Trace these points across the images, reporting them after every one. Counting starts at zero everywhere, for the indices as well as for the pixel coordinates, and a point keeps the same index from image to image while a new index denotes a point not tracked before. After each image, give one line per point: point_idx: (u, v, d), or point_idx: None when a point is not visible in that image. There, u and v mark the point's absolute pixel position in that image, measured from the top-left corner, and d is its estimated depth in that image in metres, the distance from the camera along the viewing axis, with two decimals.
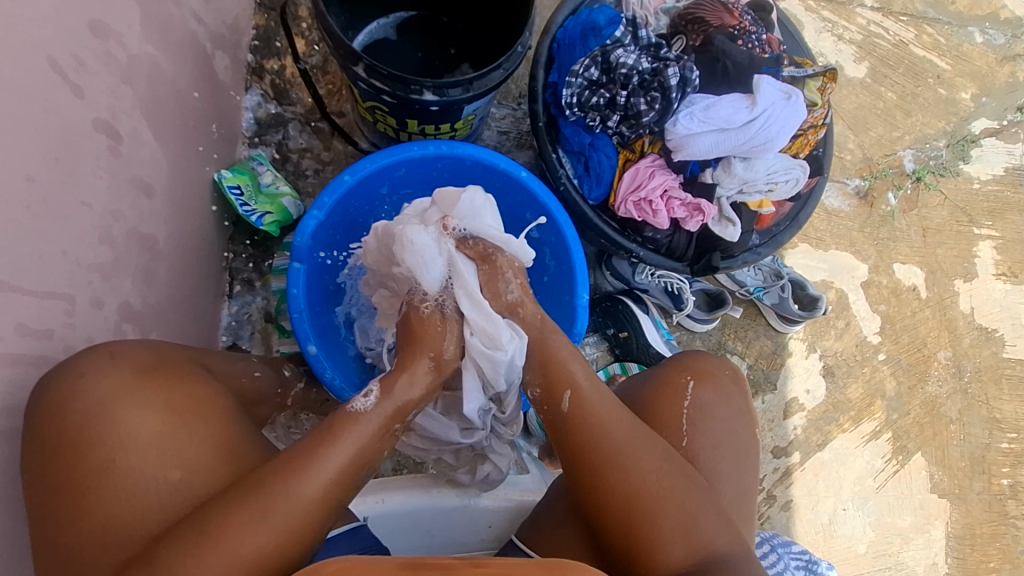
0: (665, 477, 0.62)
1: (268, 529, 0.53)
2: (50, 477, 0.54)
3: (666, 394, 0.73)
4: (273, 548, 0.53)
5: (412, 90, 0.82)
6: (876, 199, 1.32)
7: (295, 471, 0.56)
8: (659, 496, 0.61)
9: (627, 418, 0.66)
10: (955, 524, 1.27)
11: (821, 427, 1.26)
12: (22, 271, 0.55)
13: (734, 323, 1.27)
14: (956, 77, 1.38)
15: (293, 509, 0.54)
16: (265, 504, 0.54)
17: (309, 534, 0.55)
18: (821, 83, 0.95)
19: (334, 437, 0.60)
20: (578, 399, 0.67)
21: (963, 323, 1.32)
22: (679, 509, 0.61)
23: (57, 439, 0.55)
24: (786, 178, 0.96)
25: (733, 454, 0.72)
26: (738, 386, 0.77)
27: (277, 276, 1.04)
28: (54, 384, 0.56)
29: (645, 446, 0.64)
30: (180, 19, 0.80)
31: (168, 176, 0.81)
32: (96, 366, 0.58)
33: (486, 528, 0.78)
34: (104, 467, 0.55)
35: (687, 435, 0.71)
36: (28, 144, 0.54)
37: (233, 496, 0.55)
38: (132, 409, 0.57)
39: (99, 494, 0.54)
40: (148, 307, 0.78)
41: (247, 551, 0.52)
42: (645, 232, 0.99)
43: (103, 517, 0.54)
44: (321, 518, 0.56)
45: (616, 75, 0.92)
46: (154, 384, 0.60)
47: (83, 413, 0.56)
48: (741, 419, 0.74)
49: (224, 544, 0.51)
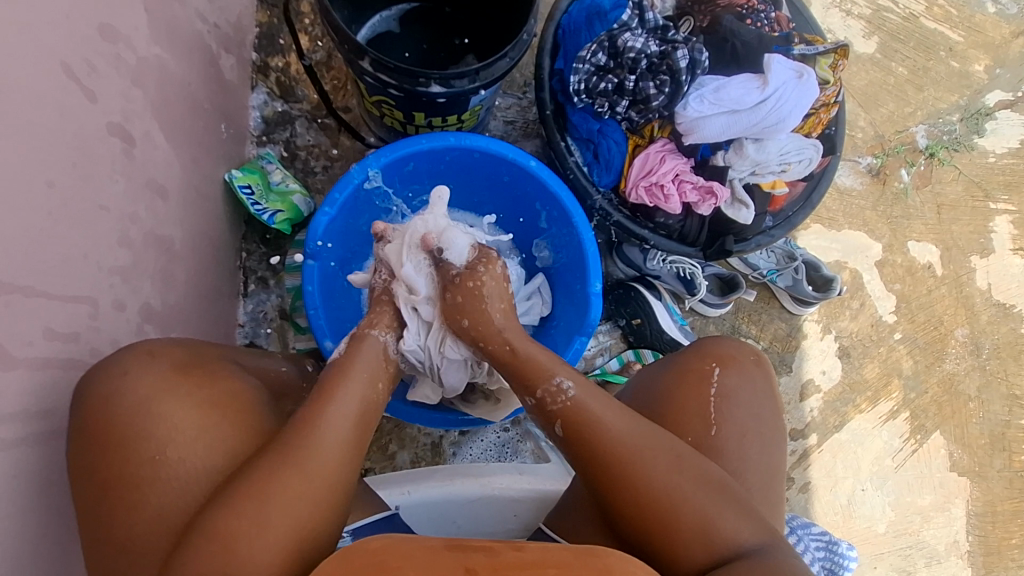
0: (678, 484, 0.61)
1: (296, 474, 0.55)
2: (100, 471, 0.55)
3: (691, 382, 0.73)
4: (303, 493, 0.55)
5: (420, 82, 0.82)
6: (888, 176, 1.31)
7: (307, 422, 0.59)
8: (673, 497, 0.61)
9: (630, 423, 0.65)
10: (976, 502, 1.27)
11: (838, 409, 1.25)
12: (47, 276, 0.56)
13: (748, 306, 1.26)
14: (968, 49, 1.35)
15: (315, 451, 0.57)
16: (285, 452, 0.56)
17: (337, 477, 0.58)
18: (833, 60, 0.94)
19: (334, 386, 0.63)
20: (579, 410, 0.66)
21: (980, 300, 1.31)
22: (695, 508, 0.60)
23: (103, 434, 0.56)
24: (799, 158, 0.95)
25: (760, 440, 0.72)
26: (762, 369, 0.76)
27: (290, 273, 1.03)
28: (100, 383, 0.57)
29: (651, 452, 0.63)
30: (185, 20, 0.80)
31: (181, 177, 0.81)
32: (139, 365, 0.59)
33: (512, 517, 0.79)
34: (152, 460, 0.56)
35: (715, 422, 0.71)
36: (46, 150, 0.54)
37: (256, 455, 0.57)
38: (174, 404, 0.58)
39: (153, 487, 0.55)
40: (168, 307, 0.78)
41: (279, 494, 0.54)
42: (656, 218, 0.98)
43: (158, 506, 0.55)
44: (346, 460, 0.59)
45: (624, 60, 0.91)
46: (192, 380, 0.60)
47: (129, 410, 0.57)
48: (767, 404, 0.74)
49: (257, 492, 0.53)
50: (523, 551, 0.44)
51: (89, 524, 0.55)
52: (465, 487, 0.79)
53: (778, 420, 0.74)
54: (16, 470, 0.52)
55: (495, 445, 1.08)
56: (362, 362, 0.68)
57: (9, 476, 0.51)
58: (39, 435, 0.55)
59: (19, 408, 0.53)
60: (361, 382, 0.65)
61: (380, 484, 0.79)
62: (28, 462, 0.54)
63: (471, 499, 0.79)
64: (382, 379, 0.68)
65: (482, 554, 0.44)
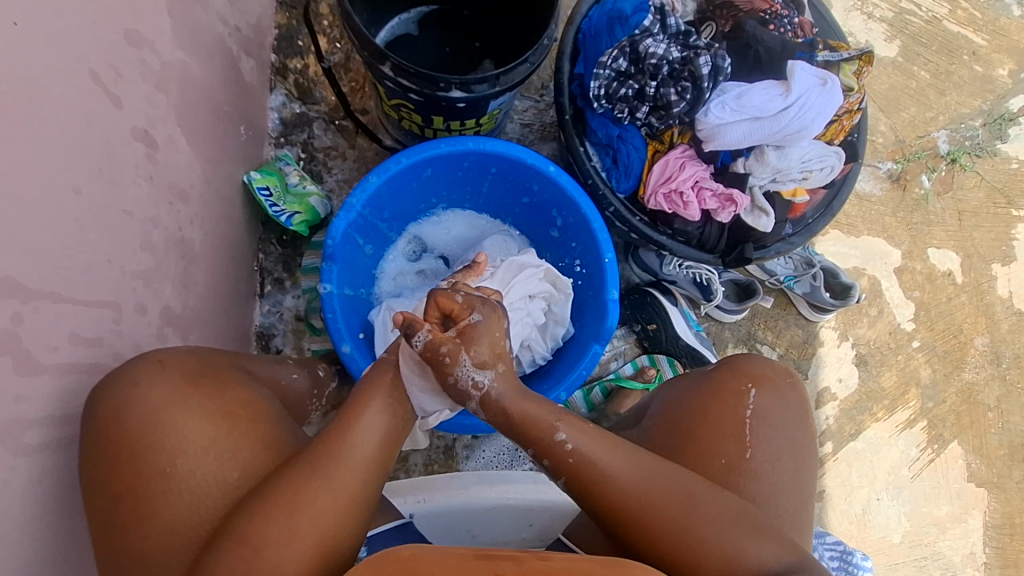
0: (692, 525, 0.60)
1: (323, 490, 0.55)
2: (112, 484, 0.55)
3: (727, 402, 0.73)
4: (333, 511, 0.55)
5: (440, 87, 0.82)
6: (909, 182, 1.29)
7: (338, 437, 0.59)
8: (694, 538, 0.59)
9: (635, 472, 0.63)
10: (994, 513, 1.25)
11: (854, 417, 1.24)
12: (72, 282, 0.56)
13: (765, 312, 1.25)
14: (993, 53, 1.33)
15: (349, 460, 0.58)
16: (314, 467, 0.57)
17: (362, 494, 0.58)
18: (857, 67, 0.92)
19: (363, 404, 0.63)
20: (584, 467, 0.63)
21: (1001, 308, 1.29)
22: (714, 548, 0.59)
23: (115, 447, 0.56)
24: (821, 166, 0.94)
25: (794, 464, 0.71)
26: (798, 394, 0.76)
27: (307, 275, 1.03)
28: (109, 395, 0.57)
29: (662, 494, 0.61)
30: (207, 23, 0.81)
31: (201, 181, 0.82)
32: (149, 374, 0.59)
33: (527, 526, 0.79)
34: (163, 471, 0.56)
35: (750, 446, 0.70)
36: (74, 155, 0.54)
37: (286, 470, 0.57)
38: (182, 416, 0.58)
39: (165, 498, 0.55)
40: (188, 310, 0.79)
41: (309, 516, 0.54)
42: (674, 224, 0.97)
43: (168, 518, 0.55)
44: (373, 475, 0.59)
45: (645, 66, 0.89)
46: (201, 391, 0.61)
47: (139, 422, 0.57)
48: (804, 429, 0.73)
49: (285, 510, 0.53)
50: (551, 560, 0.44)
51: (103, 535, 0.55)
52: (481, 497, 0.78)
53: (807, 438, 0.73)
54: (40, 476, 0.53)
55: (509, 449, 1.08)
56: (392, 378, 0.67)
57: (33, 482, 0.52)
58: (62, 440, 0.56)
59: (44, 414, 0.53)
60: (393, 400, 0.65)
61: (394, 490, 0.78)
62: (51, 469, 0.54)
63: (487, 507, 0.78)
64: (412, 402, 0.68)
65: (510, 563, 0.43)
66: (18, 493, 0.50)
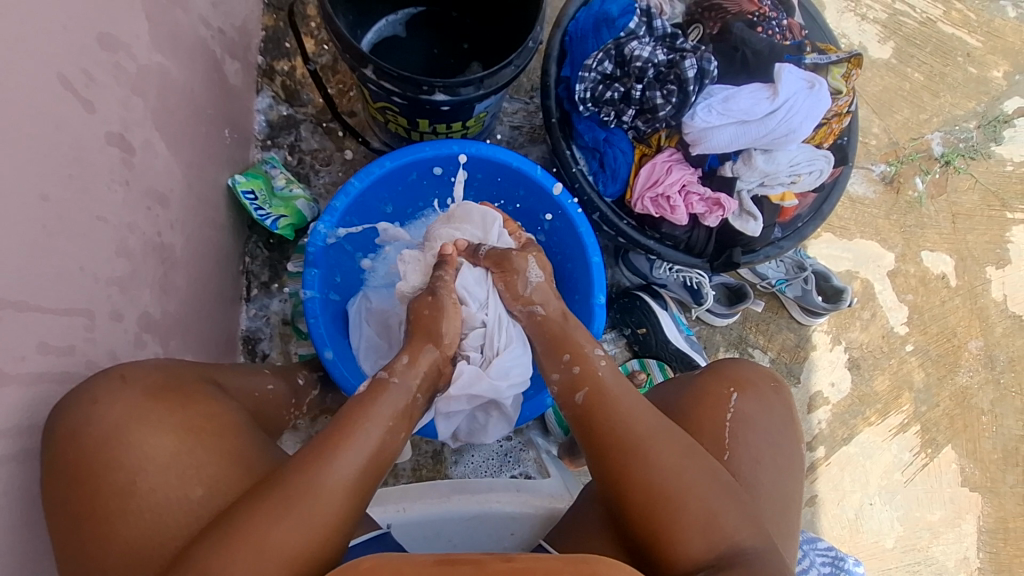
0: (687, 472, 0.61)
1: (294, 522, 0.53)
2: (73, 503, 0.54)
3: (707, 404, 0.72)
4: (303, 539, 0.53)
5: (423, 91, 0.81)
6: (902, 184, 1.28)
7: (314, 460, 0.57)
8: (681, 487, 0.60)
9: (649, 413, 0.66)
10: (987, 518, 1.24)
11: (847, 421, 1.23)
12: (40, 290, 0.55)
13: (757, 316, 1.24)
14: (987, 54, 1.32)
15: (316, 496, 0.55)
16: (289, 495, 0.54)
17: (338, 524, 0.55)
18: (846, 70, 0.91)
19: (351, 425, 0.61)
20: (598, 395, 0.68)
21: (995, 311, 1.28)
22: (701, 503, 0.59)
23: (75, 464, 0.55)
24: (810, 169, 0.93)
25: (777, 467, 0.70)
26: (781, 397, 0.75)
27: (293, 278, 1.04)
28: (69, 412, 0.56)
29: (667, 437, 0.63)
30: (188, 25, 0.80)
31: (182, 185, 0.81)
32: (111, 392, 0.58)
33: (509, 535, 0.78)
34: (125, 488, 0.55)
35: (729, 448, 0.69)
36: (41, 161, 0.54)
37: (259, 493, 0.55)
38: (147, 432, 0.57)
39: (125, 518, 0.54)
40: (168, 315, 0.78)
41: (274, 549, 0.51)
42: (662, 228, 0.96)
43: (128, 537, 0.54)
44: (350, 504, 0.57)
45: (631, 69, 0.89)
46: (164, 405, 0.60)
47: (102, 438, 0.56)
48: (786, 435, 0.73)
49: (252, 540, 0.51)
50: (512, 561, 0.43)
51: (65, 554, 0.54)
52: (461, 506, 0.78)
53: (793, 448, 0.73)
54: (7, 489, 0.52)
55: (497, 454, 1.07)
56: (387, 400, 0.65)
57: None
58: (30, 451, 0.55)
59: (10, 425, 0.52)
60: (378, 425, 0.62)
61: (373, 500, 0.78)
62: (17, 481, 0.53)
63: (467, 517, 0.77)
64: (402, 428, 0.65)
65: (470, 567, 0.43)
66: None
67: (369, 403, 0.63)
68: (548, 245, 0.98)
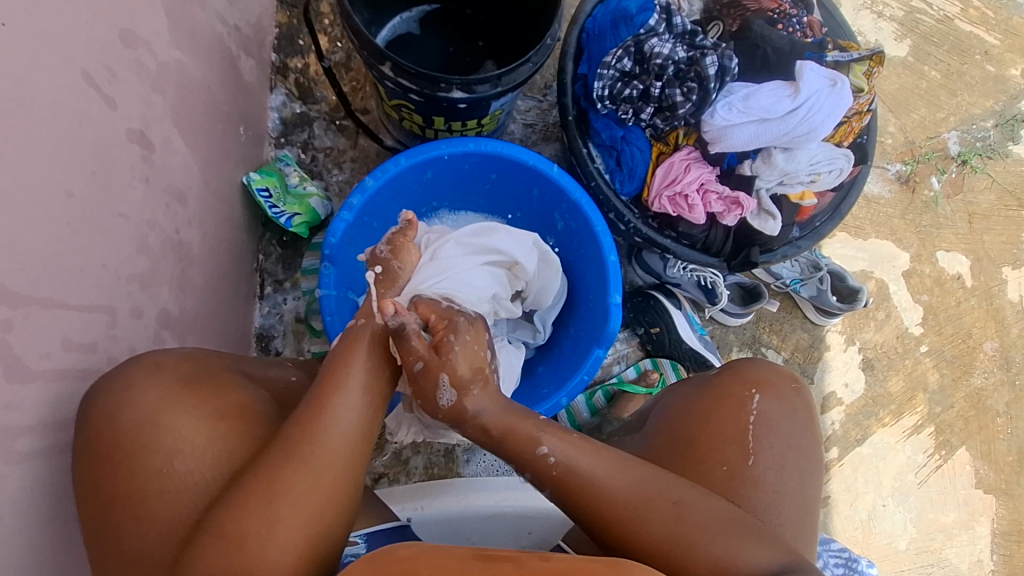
0: (688, 524, 0.58)
1: (306, 471, 0.54)
2: (104, 487, 0.54)
3: (728, 404, 0.72)
4: (321, 489, 0.54)
5: (441, 87, 0.80)
6: (918, 183, 1.27)
7: (314, 416, 0.57)
8: (688, 542, 0.57)
9: (622, 473, 0.61)
10: (1001, 521, 1.23)
11: (860, 422, 1.22)
12: (65, 287, 0.55)
13: (770, 316, 1.23)
14: (1005, 52, 1.31)
15: (324, 450, 0.56)
16: (292, 448, 0.55)
17: (347, 469, 0.57)
18: (868, 68, 0.91)
19: (341, 379, 0.61)
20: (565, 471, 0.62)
21: (1011, 313, 1.26)
22: (713, 548, 0.57)
23: (106, 448, 0.55)
24: (830, 168, 0.92)
25: (801, 471, 0.69)
26: (802, 398, 0.75)
27: (307, 276, 1.03)
28: (104, 398, 0.56)
29: (654, 495, 0.60)
30: (205, 22, 0.80)
31: (200, 182, 0.81)
32: (145, 378, 0.58)
33: (526, 533, 0.76)
34: (160, 471, 0.55)
35: (754, 453, 0.69)
36: (66, 159, 0.54)
37: (272, 452, 0.55)
38: (178, 416, 0.57)
39: (161, 498, 0.54)
40: (185, 312, 0.78)
41: (290, 498, 0.53)
42: (679, 227, 0.96)
43: (162, 519, 0.54)
44: (356, 450, 0.58)
45: (650, 66, 0.88)
46: (196, 394, 0.59)
47: (131, 423, 0.56)
48: (806, 435, 0.72)
49: (268, 493, 0.53)
50: (550, 560, 0.42)
51: (99, 539, 0.54)
52: (478, 504, 0.79)
53: (814, 450, 0.72)
54: (32, 483, 0.52)
55: None
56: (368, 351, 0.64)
57: (25, 491, 0.51)
58: (55, 447, 0.55)
59: (36, 421, 0.52)
60: (364, 373, 0.62)
61: (393, 497, 0.80)
62: (43, 477, 0.53)
63: (484, 515, 0.78)
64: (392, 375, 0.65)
65: (509, 565, 0.42)
66: (10, 500, 0.49)
67: (355, 359, 0.63)
68: (562, 244, 0.98)
